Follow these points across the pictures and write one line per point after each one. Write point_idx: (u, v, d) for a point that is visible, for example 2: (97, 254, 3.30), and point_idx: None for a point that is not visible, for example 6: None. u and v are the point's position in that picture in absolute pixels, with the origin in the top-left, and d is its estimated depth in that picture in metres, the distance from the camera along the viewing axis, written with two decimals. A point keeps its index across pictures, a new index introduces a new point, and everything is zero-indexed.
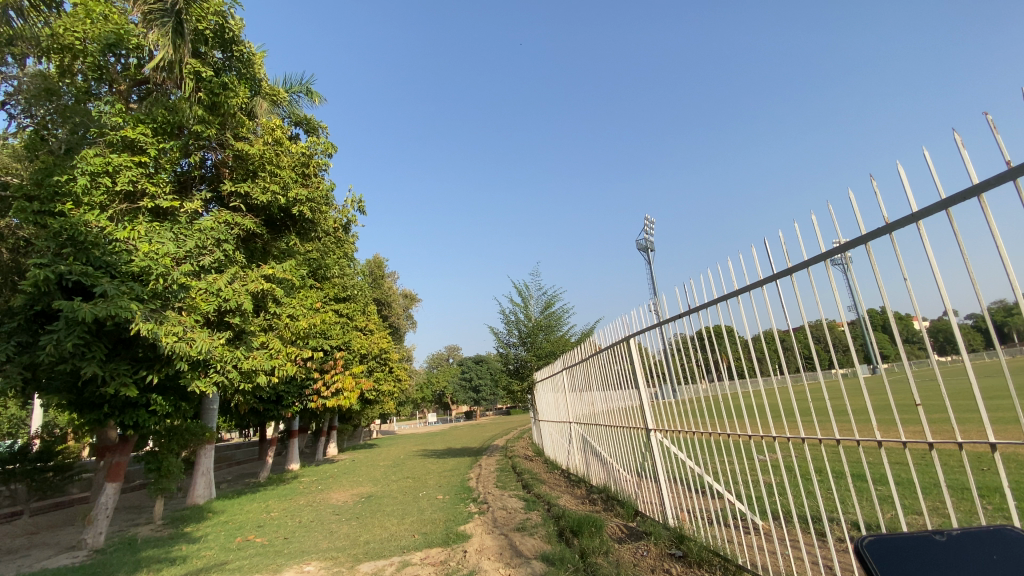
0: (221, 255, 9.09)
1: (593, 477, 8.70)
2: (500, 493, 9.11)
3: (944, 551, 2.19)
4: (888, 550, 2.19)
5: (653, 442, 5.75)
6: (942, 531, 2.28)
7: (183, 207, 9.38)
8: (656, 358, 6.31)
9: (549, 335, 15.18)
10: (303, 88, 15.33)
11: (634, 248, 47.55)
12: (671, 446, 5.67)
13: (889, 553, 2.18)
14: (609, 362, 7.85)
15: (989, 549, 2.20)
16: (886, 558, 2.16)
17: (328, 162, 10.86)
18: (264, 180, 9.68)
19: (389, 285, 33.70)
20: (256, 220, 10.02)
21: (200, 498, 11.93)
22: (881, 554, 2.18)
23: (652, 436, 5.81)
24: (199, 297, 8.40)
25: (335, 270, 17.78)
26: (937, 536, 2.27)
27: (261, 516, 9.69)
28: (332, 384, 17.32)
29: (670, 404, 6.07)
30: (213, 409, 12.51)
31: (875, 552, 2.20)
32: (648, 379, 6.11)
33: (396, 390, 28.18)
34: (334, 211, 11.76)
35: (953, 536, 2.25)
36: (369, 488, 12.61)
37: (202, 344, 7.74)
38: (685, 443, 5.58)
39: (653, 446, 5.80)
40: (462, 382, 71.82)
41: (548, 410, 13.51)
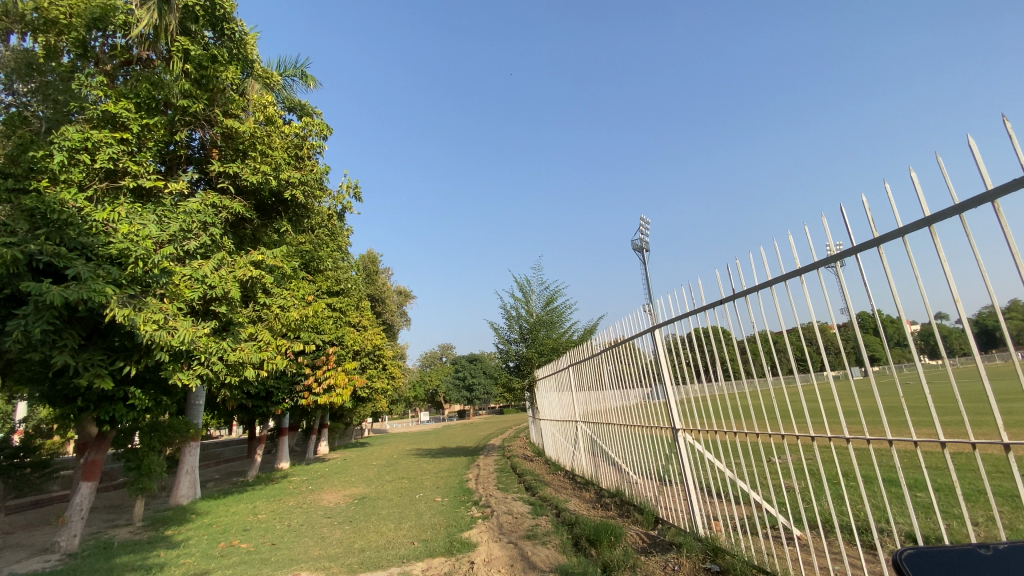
0: (207, 240, 8.51)
1: (603, 481, 8.20)
2: (503, 496, 8.58)
3: (991, 567, 1.98)
4: (929, 562, 1.99)
5: (680, 442, 5.28)
6: (986, 545, 2.07)
7: (166, 186, 8.72)
8: (680, 351, 5.81)
9: (550, 331, 14.67)
10: (298, 71, 14.72)
11: (631, 247, 47.03)
12: (700, 448, 5.18)
13: (931, 567, 1.98)
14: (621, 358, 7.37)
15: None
16: (928, 571, 1.96)
17: (323, 145, 10.31)
18: (254, 160, 9.10)
19: (383, 281, 33.06)
20: (245, 204, 9.41)
21: (184, 498, 11.31)
22: (920, 567, 1.98)
23: (677, 435, 5.35)
24: (183, 283, 7.81)
25: (328, 262, 17.18)
26: (981, 551, 2.06)
27: (248, 519, 9.12)
28: (324, 380, 16.70)
29: (695, 401, 5.61)
30: (200, 404, 11.90)
31: (915, 566, 2.00)
32: (671, 374, 5.66)
33: (390, 388, 27.56)
34: (328, 198, 11.17)
35: (1000, 553, 2.04)
36: (362, 488, 12.04)
37: (185, 334, 7.17)
38: (717, 444, 5.09)
39: (680, 447, 5.30)
40: (455, 380, 71.19)
41: (549, 408, 12.99)
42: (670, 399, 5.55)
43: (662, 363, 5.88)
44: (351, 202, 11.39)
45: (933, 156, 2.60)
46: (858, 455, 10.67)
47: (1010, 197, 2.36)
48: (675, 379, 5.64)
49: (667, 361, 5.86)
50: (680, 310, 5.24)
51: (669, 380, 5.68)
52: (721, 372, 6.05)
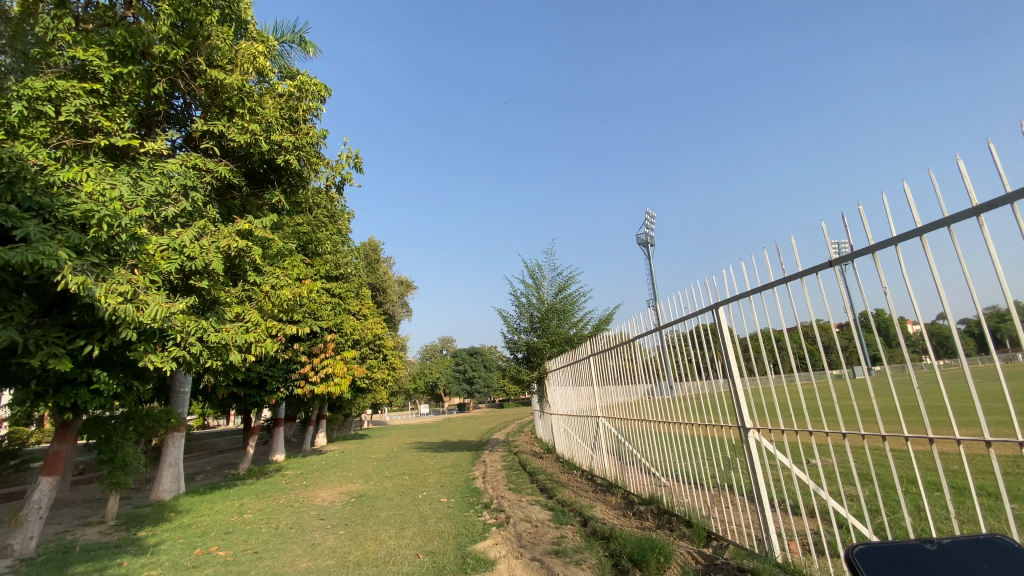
0: (187, 207, 7.55)
1: (632, 484, 7.30)
2: (515, 498, 7.67)
3: (938, 564, 2.10)
4: (880, 557, 2.15)
5: (749, 443, 4.33)
6: (931, 539, 2.21)
7: (143, 145, 7.71)
8: (748, 338, 4.81)
9: (563, 320, 13.69)
10: (296, 37, 13.72)
11: (638, 241, 45.89)
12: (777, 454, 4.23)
13: (880, 565, 2.11)
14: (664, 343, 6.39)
15: (981, 558, 2.14)
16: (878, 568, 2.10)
17: (321, 107, 9.31)
18: (242, 118, 8.09)
19: (385, 270, 32.11)
20: (232, 168, 8.42)
21: (166, 493, 10.41)
22: (873, 565, 2.13)
23: (744, 435, 4.40)
24: (159, 254, 6.86)
25: (327, 245, 16.21)
26: (927, 545, 2.20)
27: (232, 519, 8.19)
28: (321, 369, 15.78)
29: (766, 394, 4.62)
30: (186, 392, 10.97)
31: (868, 563, 2.15)
32: (735, 362, 4.66)
33: (390, 378, 26.61)
34: (325, 167, 10.13)
35: (943, 545, 2.18)
36: (360, 485, 11.11)
37: (156, 309, 6.24)
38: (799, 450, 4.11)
39: (750, 454, 4.34)
40: (456, 374, 70.18)
41: (562, 403, 12.02)
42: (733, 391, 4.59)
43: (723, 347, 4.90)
44: (350, 173, 10.35)
45: (959, 157, 2.73)
46: (906, 459, 9.67)
47: (1007, 209, 2.58)
48: (739, 368, 4.65)
49: (732, 344, 4.84)
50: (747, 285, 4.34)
51: (734, 367, 4.69)
52: (793, 363, 5.02)
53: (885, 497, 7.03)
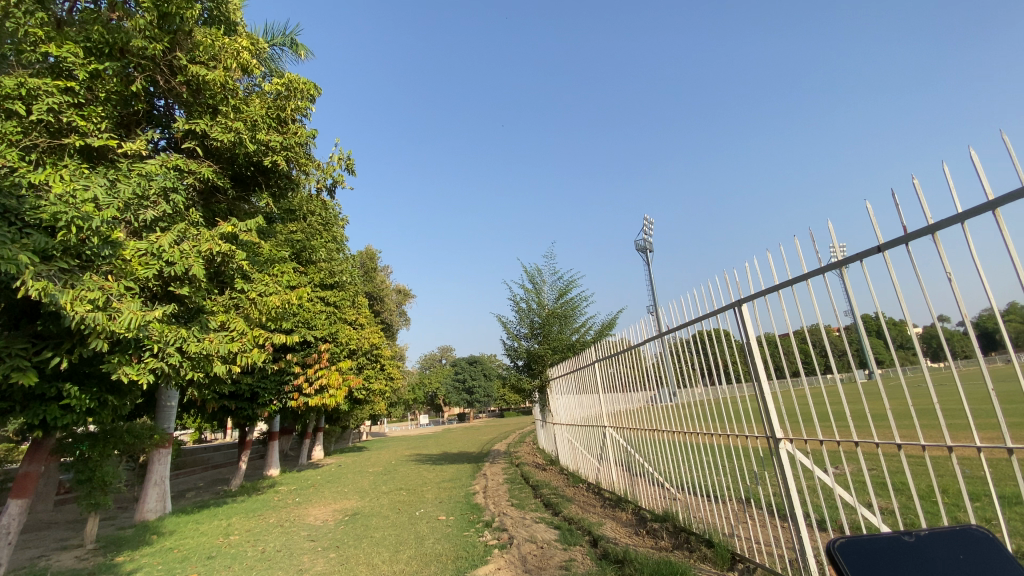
0: (168, 209, 7.14)
1: (644, 499, 6.83)
2: (519, 515, 7.19)
3: (913, 556, 2.15)
4: (863, 550, 2.14)
5: (781, 454, 3.88)
6: (909, 531, 2.24)
7: (121, 145, 7.29)
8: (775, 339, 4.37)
9: (564, 326, 13.26)
10: (287, 40, 13.41)
11: (636, 248, 45.64)
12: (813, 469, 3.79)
13: (863, 557, 2.11)
14: (681, 346, 5.96)
15: (955, 549, 2.18)
16: (863, 564, 2.08)
17: (310, 105, 8.92)
18: (225, 117, 7.69)
19: (382, 279, 31.70)
20: (216, 169, 8.01)
21: (151, 514, 9.87)
22: (856, 556, 2.13)
23: (774, 445, 3.96)
24: (136, 259, 6.44)
25: (321, 253, 15.78)
26: (905, 537, 2.23)
27: (217, 542, 7.68)
28: (315, 380, 15.31)
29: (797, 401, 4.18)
30: (172, 407, 10.49)
31: (848, 554, 2.14)
32: (766, 365, 4.23)
33: (388, 389, 26.07)
34: (315, 168, 9.74)
35: (921, 538, 2.21)
36: (355, 502, 10.59)
37: (130, 317, 5.82)
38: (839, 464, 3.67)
39: (782, 469, 3.90)
40: (455, 383, 69.48)
41: (566, 412, 11.52)
42: (763, 396, 4.15)
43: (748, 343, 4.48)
44: (342, 176, 9.95)
45: (1002, 136, 2.40)
46: (927, 465, 9.21)
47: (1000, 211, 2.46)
48: (767, 372, 4.20)
49: (759, 343, 4.41)
50: (776, 278, 3.92)
51: (761, 369, 4.27)
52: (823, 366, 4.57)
53: (914, 507, 6.57)
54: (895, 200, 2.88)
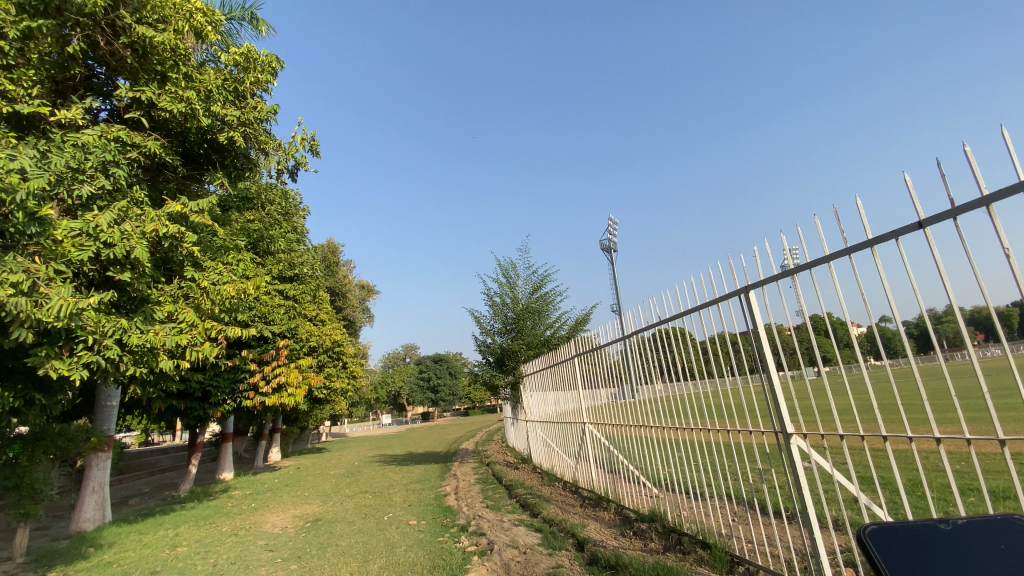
0: (107, 185, 6.38)
1: (629, 498, 6.57)
2: (495, 518, 6.81)
3: (954, 544, 1.82)
4: (892, 536, 1.85)
5: (793, 450, 3.66)
6: (945, 520, 1.93)
7: (55, 113, 6.35)
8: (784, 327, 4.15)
9: (537, 321, 12.96)
10: (246, 14, 12.55)
11: (602, 248, 45.96)
12: (827, 464, 3.58)
13: (894, 545, 1.82)
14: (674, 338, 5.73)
15: (998, 539, 1.83)
16: (896, 553, 1.79)
17: (272, 80, 8.25)
18: (175, 85, 6.98)
19: (345, 274, 30.67)
20: (164, 143, 7.26)
21: (88, 523, 8.92)
22: (884, 543, 1.84)
23: (785, 440, 3.73)
24: (68, 239, 5.66)
25: (281, 243, 14.96)
26: (941, 526, 1.92)
27: (162, 555, 6.96)
28: (273, 378, 14.46)
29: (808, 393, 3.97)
30: (113, 407, 9.57)
31: (881, 544, 1.84)
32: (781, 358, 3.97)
33: (351, 387, 25.21)
34: (276, 148, 9.05)
35: (960, 526, 1.90)
36: (317, 506, 9.94)
37: (60, 304, 5.11)
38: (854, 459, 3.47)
39: (794, 463, 3.68)
40: (419, 382, 68.35)
41: (540, 409, 11.20)
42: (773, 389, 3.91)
43: (758, 332, 4.18)
44: (305, 158, 9.28)
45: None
46: (895, 458, 9.39)
47: None
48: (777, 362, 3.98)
49: (768, 334, 4.17)
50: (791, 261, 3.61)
51: (770, 361, 4.03)
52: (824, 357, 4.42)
53: (893, 501, 6.58)
54: (941, 167, 2.57)
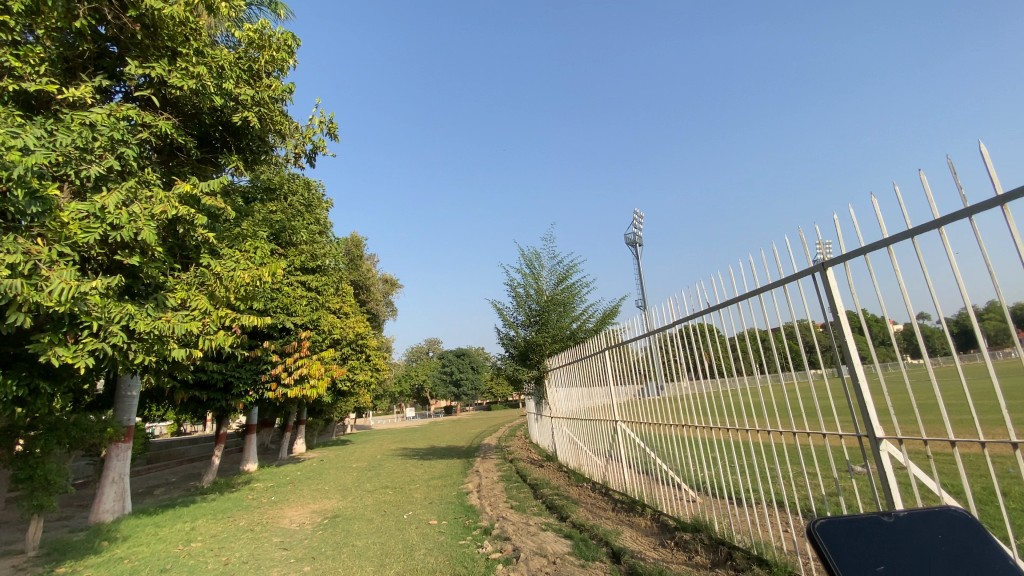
0: (116, 166, 6.10)
1: (668, 504, 5.99)
2: (521, 521, 6.34)
3: (899, 540, 1.80)
4: (842, 533, 1.79)
5: (883, 462, 3.06)
6: (888, 511, 1.90)
7: (62, 92, 6.06)
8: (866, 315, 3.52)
9: (563, 313, 12.41)
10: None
11: (627, 242, 44.95)
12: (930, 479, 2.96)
13: (844, 540, 1.79)
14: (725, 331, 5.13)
15: (937, 530, 1.85)
16: (844, 548, 1.76)
17: (290, 58, 7.91)
18: (186, 61, 6.66)
19: (369, 267, 30.62)
20: (176, 123, 7.00)
21: (107, 515, 8.82)
22: (836, 542, 1.78)
23: (874, 446, 3.14)
24: (72, 220, 5.38)
25: (302, 234, 14.76)
26: (888, 519, 1.88)
27: (174, 551, 6.72)
28: (295, 370, 14.28)
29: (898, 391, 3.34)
30: (132, 396, 9.43)
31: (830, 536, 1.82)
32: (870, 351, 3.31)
33: (374, 380, 25.12)
34: (292, 131, 8.73)
35: (906, 520, 1.86)
36: (336, 502, 9.64)
37: (61, 287, 4.85)
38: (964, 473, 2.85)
39: (885, 477, 3.07)
40: (443, 376, 68.52)
41: (566, 405, 10.68)
42: (855, 385, 3.29)
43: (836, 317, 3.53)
44: (323, 142, 8.95)
45: None
46: (960, 464, 8.53)
47: None
48: (860, 356, 3.35)
49: (848, 321, 3.52)
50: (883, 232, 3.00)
51: (852, 353, 3.39)
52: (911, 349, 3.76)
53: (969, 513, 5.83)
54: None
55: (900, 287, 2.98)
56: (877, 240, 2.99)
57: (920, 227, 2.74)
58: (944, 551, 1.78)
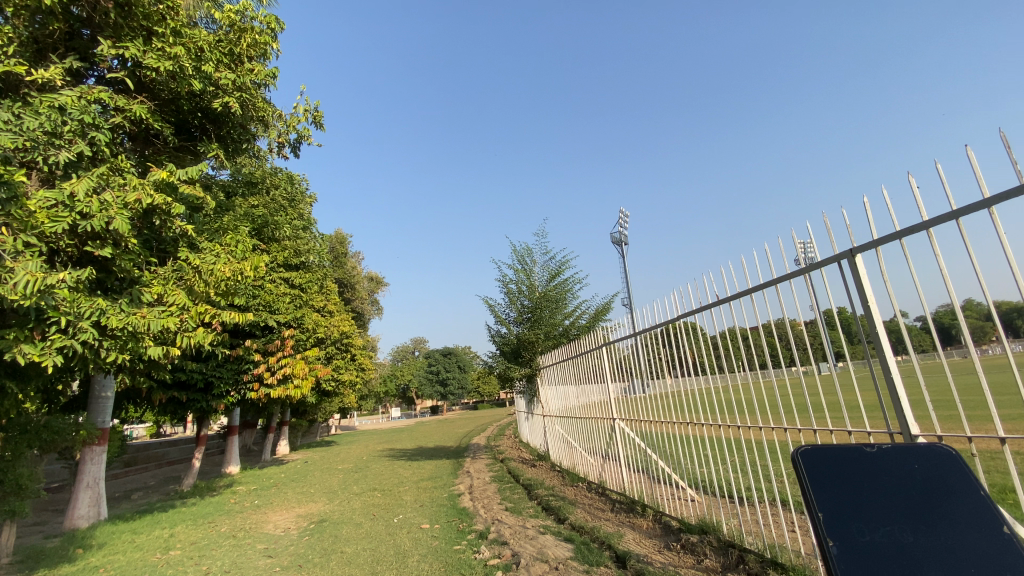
0: (87, 152, 5.70)
1: (669, 505, 5.82)
2: (518, 524, 6.11)
3: (872, 469, 1.95)
4: (822, 463, 1.98)
5: None
6: (871, 443, 2.04)
7: (31, 74, 5.64)
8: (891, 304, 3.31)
9: (555, 310, 12.21)
10: None
11: (613, 241, 45.02)
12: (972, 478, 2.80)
13: (823, 467, 1.98)
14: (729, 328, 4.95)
15: (913, 459, 1.93)
16: (821, 473, 1.97)
17: (272, 42, 7.62)
18: (162, 42, 6.29)
19: (353, 265, 30.10)
20: (152, 108, 6.62)
21: (82, 521, 8.35)
22: (814, 468, 1.99)
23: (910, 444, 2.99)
24: (39, 208, 5.00)
25: (286, 230, 14.37)
26: (867, 447, 2.01)
27: (152, 560, 6.36)
28: (278, 370, 13.88)
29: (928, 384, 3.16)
30: (106, 398, 9.00)
31: (812, 463, 2.02)
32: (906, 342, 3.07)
33: (360, 380, 24.69)
34: (276, 119, 8.39)
35: (883, 450, 1.99)
36: (322, 505, 9.32)
37: (26, 277, 4.49)
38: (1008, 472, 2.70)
39: None
40: (429, 375, 68.02)
41: (558, 404, 10.47)
42: (889, 379, 3.09)
43: (866, 309, 3.21)
44: (308, 131, 8.61)
45: None
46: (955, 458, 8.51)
47: None
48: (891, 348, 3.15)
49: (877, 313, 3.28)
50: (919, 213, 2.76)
51: (885, 344, 3.17)
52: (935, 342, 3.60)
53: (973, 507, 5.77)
54: None
55: (943, 274, 2.71)
56: (914, 223, 2.74)
57: (970, 205, 2.50)
58: (913, 478, 1.89)
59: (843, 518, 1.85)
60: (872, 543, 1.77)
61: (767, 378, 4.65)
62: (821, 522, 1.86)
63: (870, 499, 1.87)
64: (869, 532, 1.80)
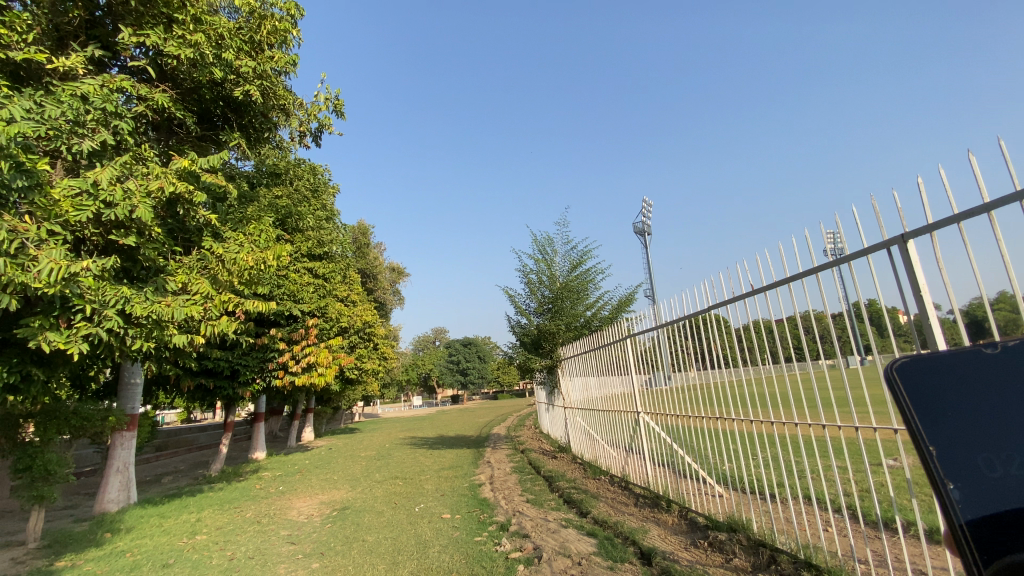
0: (110, 141, 5.71)
1: (695, 500, 5.65)
2: (539, 516, 6.02)
3: (1000, 377, 1.41)
4: (929, 376, 1.42)
5: None
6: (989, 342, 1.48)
7: (54, 63, 5.64)
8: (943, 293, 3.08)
9: (577, 300, 12.03)
10: None
11: (635, 230, 44.34)
12: None
13: (930, 381, 1.42)
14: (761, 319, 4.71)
15: None
16: (928, 390, 1.41)
17: (291, 29, 7.56)
18: (182, 30, 6.26)
19: (375, 255, 30.29)
20: (173, 97, 6.63)
21: (112, 505, 8.59)
22: (917, 385, 1.43)
23: None
24: (62, 195, 5.02)
25: (309, 219, 14.44)
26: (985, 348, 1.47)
27: (178, 544, 6.46)
28: (302, 358, 14.03)
29: None
30: (135, 384, 9.21)
31: (911, 379, 1.46)
32: (960, 331, 2.84)
33: (382, 369, 24.92)
34: (297, 107, 8.35)
35: (1011, 349, 1.44)
36: (344, 493, 9.39)
37: (49, 265, 4.53)
38: None
39: None
40: (450, 365, 68.50)
41: (579, 395, 10.32)
42: None
43: (916, 296, 2.96)
44: (329, 119, 8.55)
45: None
46: None
47: None
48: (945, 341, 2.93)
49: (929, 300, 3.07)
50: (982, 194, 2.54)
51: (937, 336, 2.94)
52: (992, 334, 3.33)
53: None
54: None
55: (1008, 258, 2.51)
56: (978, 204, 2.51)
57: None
58: None
59: (966, 446, 1.31)
60: (1013, 479, 1.25)
61: (801, 372, 4.42)
62: (935, 456, 1.31)
63: (997, 417, 1.34)
64: (1003, 466, 1.27)
